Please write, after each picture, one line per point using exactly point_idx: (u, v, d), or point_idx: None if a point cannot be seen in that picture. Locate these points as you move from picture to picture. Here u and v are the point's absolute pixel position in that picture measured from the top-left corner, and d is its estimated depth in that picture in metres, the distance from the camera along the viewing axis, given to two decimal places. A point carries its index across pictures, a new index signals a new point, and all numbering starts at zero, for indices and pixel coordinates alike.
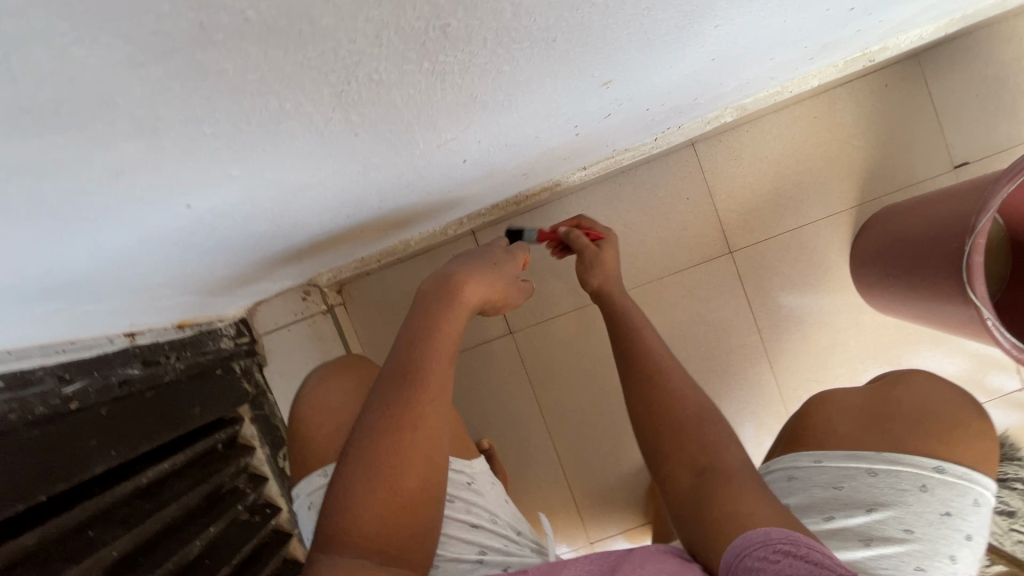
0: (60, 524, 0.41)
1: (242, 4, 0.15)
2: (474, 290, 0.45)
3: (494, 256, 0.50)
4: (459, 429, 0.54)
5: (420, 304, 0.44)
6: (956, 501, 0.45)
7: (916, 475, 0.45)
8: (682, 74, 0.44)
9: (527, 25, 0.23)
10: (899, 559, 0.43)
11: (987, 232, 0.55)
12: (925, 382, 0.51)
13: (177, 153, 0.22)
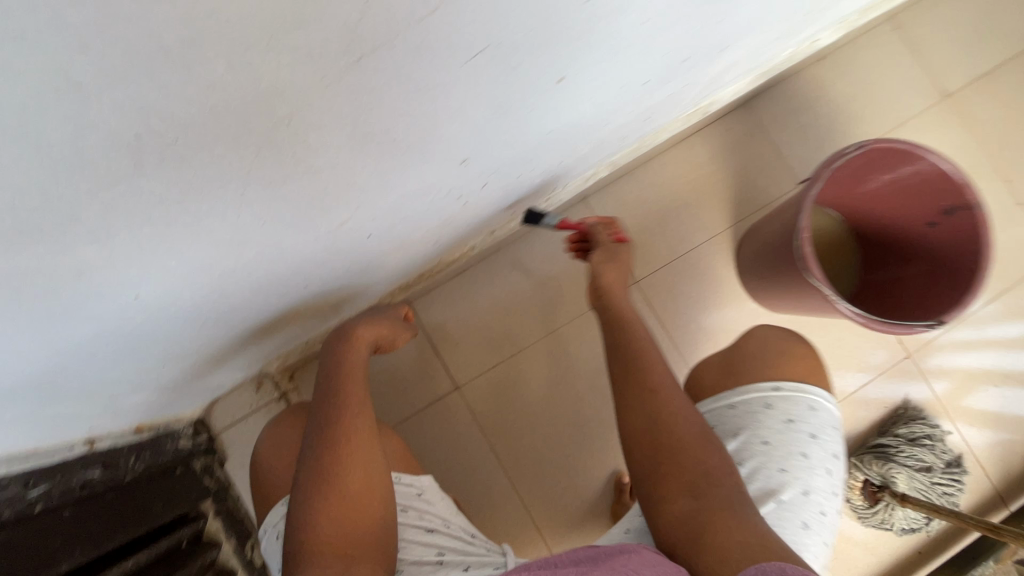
0: None
1: (159, 149, 0.24)
2: (364, 332, 0.57)
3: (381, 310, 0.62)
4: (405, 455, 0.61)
5: (329, 354, 0.54)
6: (794, 410, 0.57)
7: (760, 397, 0.58)
8: (533, 146, 0.56)
9: (369, 133, 0.34)
10: (763, 467, 0.54)
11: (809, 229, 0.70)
12: (764, 332, 0.64)
13: (123, 253, 0.31)
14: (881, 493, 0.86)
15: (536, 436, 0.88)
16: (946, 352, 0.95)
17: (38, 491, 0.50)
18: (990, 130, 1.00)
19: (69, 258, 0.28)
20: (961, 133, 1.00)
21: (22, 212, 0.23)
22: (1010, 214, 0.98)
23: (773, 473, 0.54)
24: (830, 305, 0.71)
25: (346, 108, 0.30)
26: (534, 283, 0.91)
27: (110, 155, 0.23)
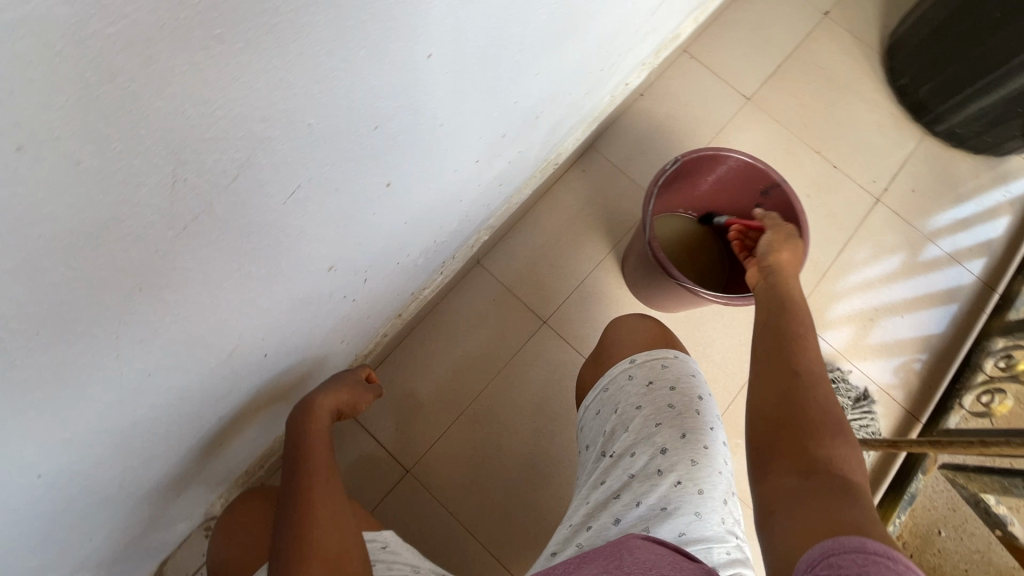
0: None
1: (21, 345, 0.30)
2: (325, 403, 0.65)
3: (345, 377, 0.70)
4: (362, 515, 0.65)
5: (292, 432, 0.62)
6: (652, 370, 0.65)
7: (624, 370, 0.66)
8: (397, 236, 0.65)
9: (222, 275, 0.40)
10: (643, 428, 0.61)
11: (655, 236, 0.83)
12: (635, 319, 0.73)
13: (13, 439, 0.34)
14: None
15: (496, 493, 0.91)
16: (822, 305, 1.08)
17: None
18: (791, 115, 1.20)
19: None
20: (771, 123, 1.19)
21: None
22: (830, 176, 1.16)
23: (654, 428, 0.60)
24: (694, 294, 0.82)
25: (193, 261, 0.36)
26: (455, 350, 0.97)
27: None
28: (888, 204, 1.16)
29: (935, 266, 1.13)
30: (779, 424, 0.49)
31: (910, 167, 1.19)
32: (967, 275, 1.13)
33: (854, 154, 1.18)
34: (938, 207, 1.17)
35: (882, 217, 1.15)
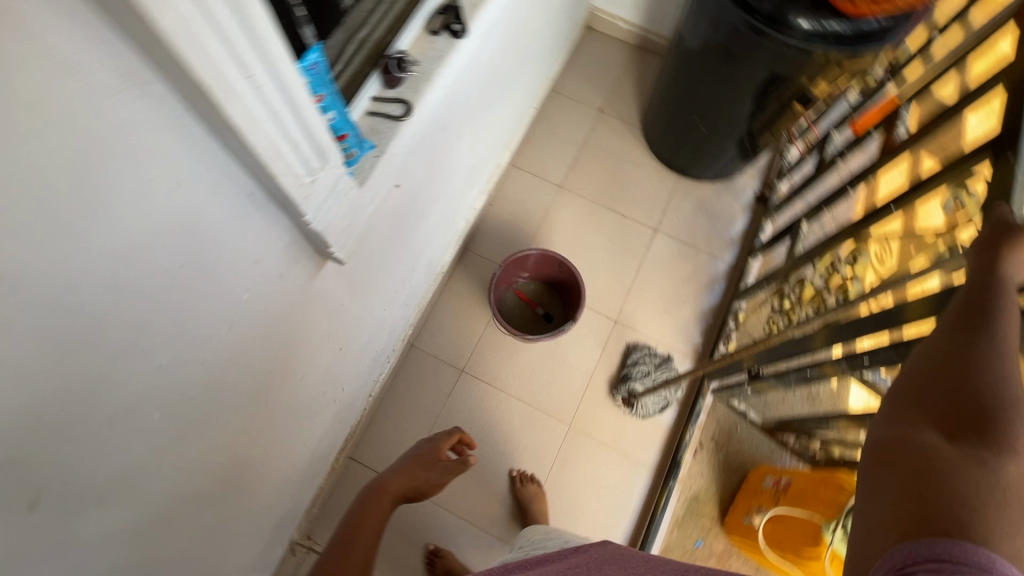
0: None
1: (229, 462, 0.87)
2: (390, 487, 1.11)
3: (423, 457, 1.19)
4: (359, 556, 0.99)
5: (363, 498, 1.09)
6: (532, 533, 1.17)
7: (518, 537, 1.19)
8: (351, 362, 1.23)
9: (282, 415, 0.99)
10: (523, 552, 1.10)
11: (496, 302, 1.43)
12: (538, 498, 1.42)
13: (225, 500, 0.92)
14: (630, 397, 1.56)
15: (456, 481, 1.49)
16: (635, 308, 1.68)
17: None
18: (590, 189, 1.81)
19: (214, 509, 0.89)
20: (579, 197, 1.80)
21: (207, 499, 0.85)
22: (623, 223, 1.77)
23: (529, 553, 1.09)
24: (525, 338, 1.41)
25: (271, 414, 0.94)
26: (412, 404, 1.55)
27: (219, 473, 0.86)
28: (664, 230, 1.77)
29: (701, 261, 1.75)
30: (932, 373, 0.57)
31: (674, 202, 1.81)
32: (722, 262, 1.75)
33: (636, 203, 1.80)
34: (697, 223, 1.79)
35: (661, 240, 1.76)
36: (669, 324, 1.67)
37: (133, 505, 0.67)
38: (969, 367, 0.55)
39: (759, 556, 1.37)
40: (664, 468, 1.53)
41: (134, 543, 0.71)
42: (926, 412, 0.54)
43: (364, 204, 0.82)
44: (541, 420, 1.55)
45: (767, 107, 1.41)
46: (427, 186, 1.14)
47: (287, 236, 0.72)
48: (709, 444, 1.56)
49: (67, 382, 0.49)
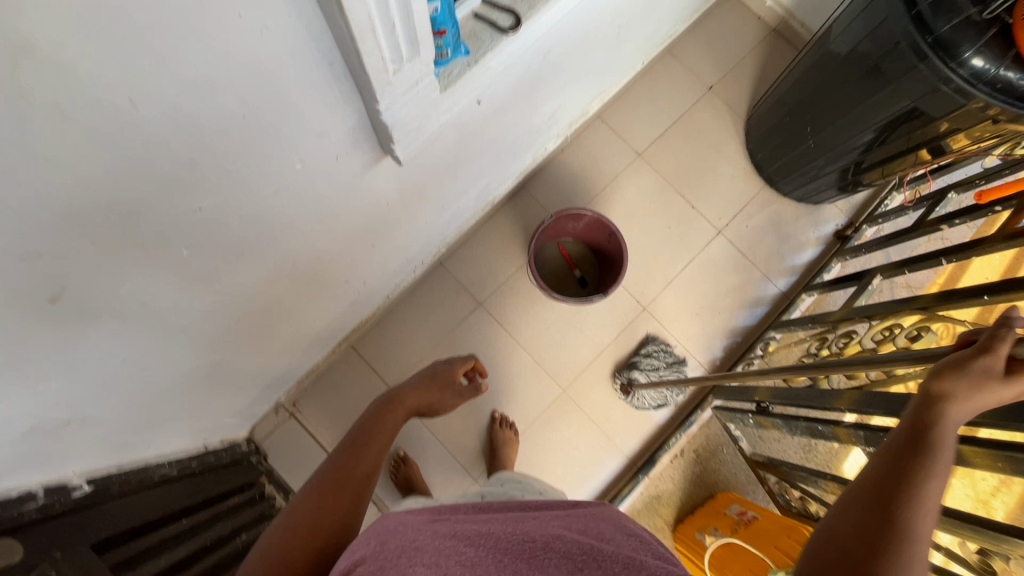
0: (190, 521, 1.00)
1: (239, 316, 0.89)
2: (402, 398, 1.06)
3: (439, 373, 1.19)
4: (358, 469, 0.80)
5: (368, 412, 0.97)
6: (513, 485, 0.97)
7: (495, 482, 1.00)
8: (378, 261, 1.22)
9: (298, 288, 1.00)
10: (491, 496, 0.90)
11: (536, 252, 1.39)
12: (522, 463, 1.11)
13: (226, 348, 0.95)
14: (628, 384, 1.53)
15: None
16: (668, 302, 1.62)
17: (185, 466, 1.09)
18: (668, 168, 1.69)
19: (215, 354, 0.93)
20: (653, 172, 1.69)
21: (211, 342, 0.88)
22: (688, 214, 1.67)
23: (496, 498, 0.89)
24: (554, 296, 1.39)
25: (289, 285, 0.95)
26: (422, 318, 1.56)
27: (227, 323, 0.88)
28: (727, 235, 1.67)
29: (751, 279, 1.66)
30: (878, 483, 0.56)
31: (748, 209, 1.69)
32: (773, 288, 1.65)
33: (710, 198, 1.69)
34: (764, 239, 1.68)
35: (720, 244, 1.66)
36: (696, 329, 1.62)
37: (144, 328, 0.70)
38: (909, 482, 0.54)
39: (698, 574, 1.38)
40: (639, 462, 1.54)
41: (137, 363, 0.74)
42: (854, 507, 0.56)
43: (439, 111, 0.77)
44: (538, 376, 1.55)
45: (889, 141, 1.27)
46: (507, 111, 1.07)
47: (352, 119, 0.68)
48: (689, 455, 1.56)
49: (108, 200, 0.49)
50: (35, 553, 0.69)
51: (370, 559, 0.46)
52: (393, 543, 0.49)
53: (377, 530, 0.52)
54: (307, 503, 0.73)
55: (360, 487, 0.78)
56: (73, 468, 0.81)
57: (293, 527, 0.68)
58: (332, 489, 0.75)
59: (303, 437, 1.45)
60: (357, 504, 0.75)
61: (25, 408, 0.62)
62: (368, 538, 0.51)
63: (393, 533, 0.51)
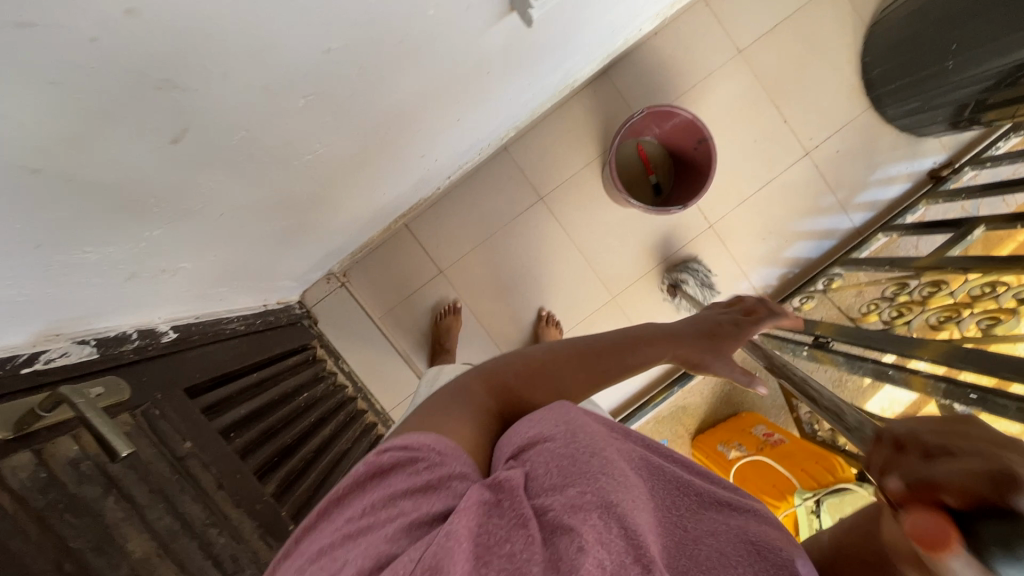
0: (261, 375, 1.03)
1: (322, 181, 0.83)
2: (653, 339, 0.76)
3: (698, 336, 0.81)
4: (582, 374, 0.70)
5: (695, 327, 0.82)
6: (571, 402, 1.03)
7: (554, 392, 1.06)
8: (454, 137, 1.12)
9: (378, 158, 0.92)
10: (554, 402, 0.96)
11: (615, 153, 1.29)
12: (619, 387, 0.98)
13: (302, 213, 0.90)
14: (675, 287, 1.50)
15: (489, 293, 1.51)
16: (736, 223, 1.55)
17: (252, 322, 1.10)
18: (769, 71, 1.50)
19: (293, 218, 0.89)
20: (752, 75, 1.51)
21: (292, 205, 0.83)
22: (778, 128, 1.52)
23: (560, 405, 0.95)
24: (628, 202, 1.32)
25: (373, 153, 0.88)
26: (479, 204, 1.49)
27: (311, 187, 0.82)
28: (814, 158, 1.54)
29: (828, 209, 1.56)
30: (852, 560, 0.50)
31: (845, 131, 1.54)
32: (848, 222, 1.56)
33: (806, 113, 1.52)
34: (852, 167, 1.55)
35: (804, 167, 1.54)
36: (758, 254, 1.56)
37: (243, 184, 0.64)
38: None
39: None
40: (673, 374, 1.58)
41: (228, 219, 0.70)
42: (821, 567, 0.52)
43: None
44: (589, 280, 1.52)
45: None
46: None
47: None
48: None
49: (247, 25, 0.40)
50: (141, 392, 0.70)
51: (557, 443, 0.53)
52: (581, 438, 0.54)
53: (560, 413, 0.58)
54: (532, 366, 0.69)
55: (561, 390, 0.69)
56: (159, 314, 0.80)
57: (508, 377, 0.67)
58: (549, 371, 0.69)
59: (352, 308, 1.46)
60: (557, 405, 0.68)
61: (128, 252, 0.59)
62: (558, 419, 0.57)
63: (578, 425, 0.56)
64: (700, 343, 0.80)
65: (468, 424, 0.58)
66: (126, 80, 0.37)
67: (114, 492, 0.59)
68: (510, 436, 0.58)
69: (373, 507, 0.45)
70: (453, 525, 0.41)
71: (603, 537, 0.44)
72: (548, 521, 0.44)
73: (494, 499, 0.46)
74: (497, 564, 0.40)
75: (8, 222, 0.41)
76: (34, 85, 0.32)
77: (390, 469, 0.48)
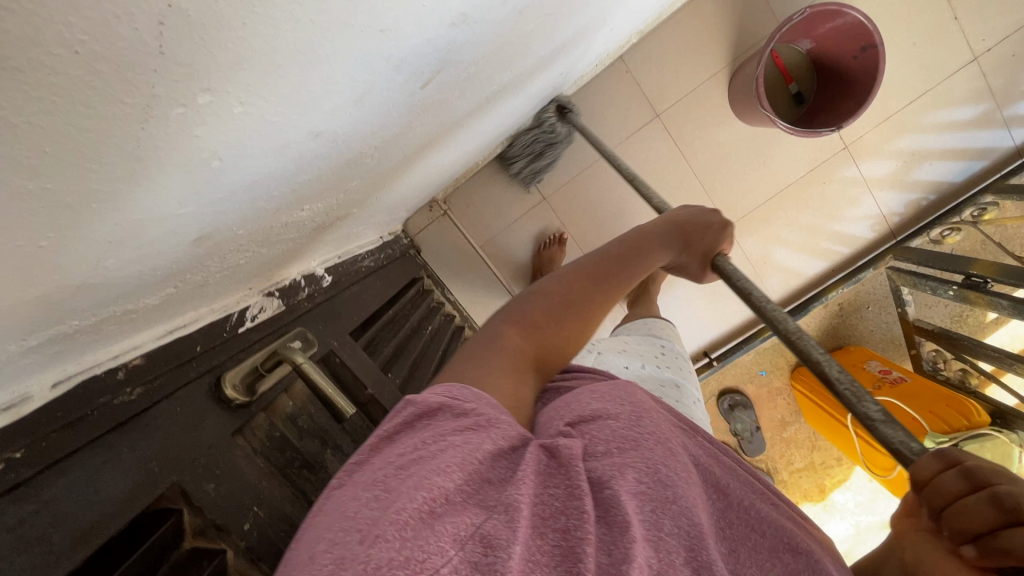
0: (393, 311, 1.03)
1: (482, 111, 0.74)
2: (629, 252, 0.63)
3: (673, 234, 0.67)
4: (572, 309, 0.57)
5: (671, 223, 0.68)
6: (671, 359, 0.98)
7: (655, 347, 1.00)
8: (596, 47, 0.98)
9: (531, 81, 0.82)
10: (647, 368, 0.91)
11: (762, 65, 1.12)
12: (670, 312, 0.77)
13: (449, 146, 0.82)
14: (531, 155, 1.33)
15: (594, 221, 1.42)
16: (874, 143, 1.39)
17: (377, 257, 1.08)
18: None
19: (443, 150, 0.81)
20: None
21: (450, 137, 0.75)
22: (943, 27, 1.30)
23: (652, 374, 0.90)
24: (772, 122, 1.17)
25: (530, 77, 0.78)
26: (588, 123, 1.36)
27: (472, 117, 0.73)
28: (982, 64, 1.32)
29: (985, 125, 1.36)
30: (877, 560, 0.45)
31: None
32: (1009, 140, 1.36)
33: (981, 7, 1.28)
34: None
35: (968, 76, 1.33)
36: (894, 178, 1.41)
37: (437, 123, 0.57)
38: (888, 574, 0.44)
39: (811, 410, 1.49)
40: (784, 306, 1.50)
41: (405, 160, 0.64)
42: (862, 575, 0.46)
43: None
44: (700, 205, 1.42)
45: None
46: None
47: None
48: (833, 308, 1.50)
49: None
50: (322, 339, 0.69)
51: (621, 425, 0.43)
52: (647, 424, 0.44)
53: (621, 390, 0.48)
54: (550, 302, 0.56)
55: (583, 323, 0.57)
56: (315, 259, 0.78)
57: (537, 320, 0.55)
58: (569, 306, 0.57)
59: (454, 236, 1.42)
60: (578, 348, 0.57)
61: (328, 205, 0.54)
62: (620, 395, 0.47)
63: (643, 406, 0.46)
64: (676, 238, 0.67)
65: (497, 376, 0.48)
66: (424, 19, 0.30)
67: (329, 445, 0.60)
68: (560, 404, 0.48)
69: (427, 438, 0.37)
70: (514, 490, 0.35)
71: (662, 533, 0.37)
72: (603, 499, 0.37)
73: (553, 466, 0.39)
74: (552, 538, 0.34)
75: (271, 191, 0.37)
76: (364, 38, 0.26)
77: (441, 410, 0.40)
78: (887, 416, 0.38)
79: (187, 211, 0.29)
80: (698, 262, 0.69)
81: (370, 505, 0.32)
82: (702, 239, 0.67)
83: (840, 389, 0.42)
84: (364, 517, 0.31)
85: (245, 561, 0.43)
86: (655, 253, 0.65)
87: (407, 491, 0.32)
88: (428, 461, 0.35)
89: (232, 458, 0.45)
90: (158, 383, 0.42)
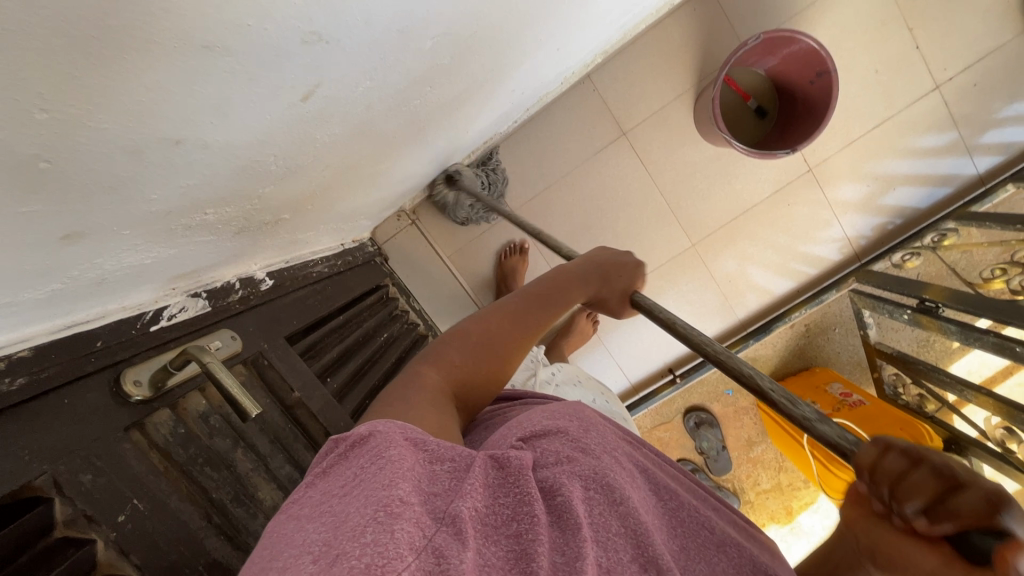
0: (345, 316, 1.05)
1: (419, 126, 0.76)
2: (555, 289, 0.64)
3: (597, 272, 0.67)
4: (490, 348, 0.57)
5: (591, 260, 0.68)
6: (613, 396, 1.08)
7: (599, 386, 1.10)
8: (550, 66, 1.01)
9: (475, 96, 0.84)
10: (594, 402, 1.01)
11: (716, 90, 1.14)
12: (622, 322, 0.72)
13: (393, 159, 0.85)
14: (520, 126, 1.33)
15: (560, 235, 1.43)
16: (838, 167, 1.40)
17: (332, 262, 1.10)
18: None
19: (385, 162, 0.84)
20: None
21: (387, 150, 0.77)
22: (906, 56, 1.32)
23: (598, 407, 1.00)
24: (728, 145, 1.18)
25: (469, 93, 0.80)
26: (555, 139, 1.39)
27: (409, 131, 0.76)
28: (943, 93, 1.34)
29: (949, 152, 1.37)
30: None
31: (986, 61, 1.31)
32: (971, 167, 1.38)
33: (943, 37, 1.31)
34: (986, 105, 1.34)
35: (931, 104, 1.35)
36: (858, 201, 1.42)
37: (353, 135, 0.60)
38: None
39: (774, 430, 1.48)
40: (750, 325, 1.51)
41: (334, 169, 0.66)
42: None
43: None
44: (665, 223, 1.43)
45: None
46: None
47: None
48: (799, 329, 1.49)
49: None
50: (250, 341, 0.71)
51: (571, 440, 0.43)
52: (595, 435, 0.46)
53: (571, 408, 0.50)
54: (463, 341, 0.57)
55: (503, 357, 0.58)
56: (255, 262, 0.79)
57: (454, 361, 0.56)
58: (487, 338, 0.58)
59: (422, 245, 1.44)
60: (496, 383, 0.58)
61: (242, 208, 0.56)
62: (569, 414, 0.48)
63: (589, 421, 0.48)
64: (595, 276, 0.66)
65: (430, 410, 0.48)
66: (261, 38, 0.32)
67: (241, 445, 0.61)
68: (510, 425, 0.47)
69: (365, 463, 0.35)
70: (461, 500, 0.34)
71: (607, 535, 0.36)
72: (555, 506, 0.37)
73: (501, 477, 0.37)
74: (505, 544, 0.34)
75: (146, 194, 0.38)
76: (189, 53, 0.29)
77: (374, 435, 0.37)
78: (819, 415, 0.41)
79: (34, 210, 0.31)
80: (620, 298, 0.67)
81: (318, 530, 0.31)
82: (621, 275, 0.66)
83: (773, 396, 0.44)
84: (314, 540, 0.30)
85: (116, 553, 0.44)
86: (580, 288, 0.65)
87: (357, 510, 0.31)
88: (372, 482, 0.33)
89: (119, 452, 0.47)
90: (48, 376, 0.44)
